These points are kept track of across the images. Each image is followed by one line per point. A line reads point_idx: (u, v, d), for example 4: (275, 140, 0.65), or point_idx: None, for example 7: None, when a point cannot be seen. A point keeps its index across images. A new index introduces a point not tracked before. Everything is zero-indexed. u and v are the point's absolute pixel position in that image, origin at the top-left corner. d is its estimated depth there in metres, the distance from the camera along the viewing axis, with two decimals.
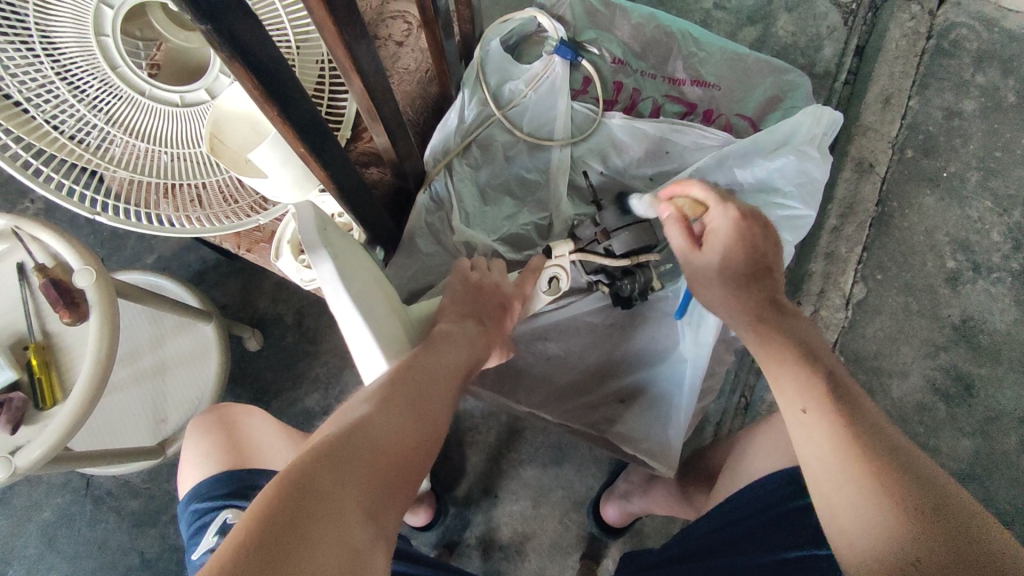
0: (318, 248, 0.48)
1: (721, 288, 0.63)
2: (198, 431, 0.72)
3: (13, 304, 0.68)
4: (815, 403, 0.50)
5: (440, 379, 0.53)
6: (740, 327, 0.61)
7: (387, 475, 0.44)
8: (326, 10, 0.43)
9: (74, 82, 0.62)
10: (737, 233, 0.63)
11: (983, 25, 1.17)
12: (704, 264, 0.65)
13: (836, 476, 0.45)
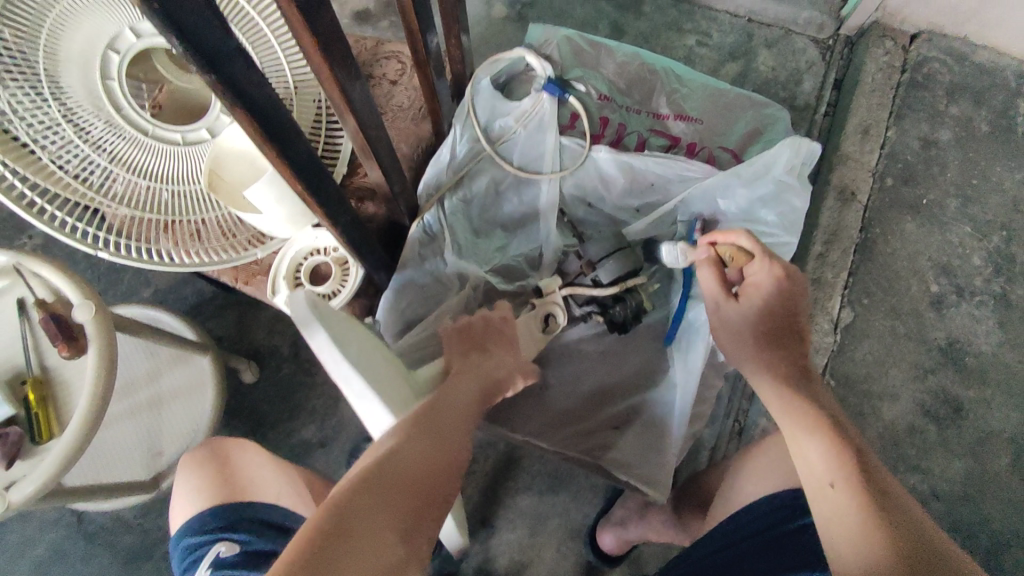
0: (311, 321, 0.46)
1: (745, 343, 0.64)
2: (192, 462, 0.73)
3: (12, 339, 0.69)
4: (845, 478, 0.50)
5: (459, 410, 0.55)
6: (764, 386, 0.61)
7: (417, 499, 0.46)
8: (321, 54, 0.46)
9: (79, 123, 0.64)
10: (775, 298, 0.62)
11: (954, 59, 1.22)
12: (734, 312, 0.65)
13: (866, 545, 0.45)
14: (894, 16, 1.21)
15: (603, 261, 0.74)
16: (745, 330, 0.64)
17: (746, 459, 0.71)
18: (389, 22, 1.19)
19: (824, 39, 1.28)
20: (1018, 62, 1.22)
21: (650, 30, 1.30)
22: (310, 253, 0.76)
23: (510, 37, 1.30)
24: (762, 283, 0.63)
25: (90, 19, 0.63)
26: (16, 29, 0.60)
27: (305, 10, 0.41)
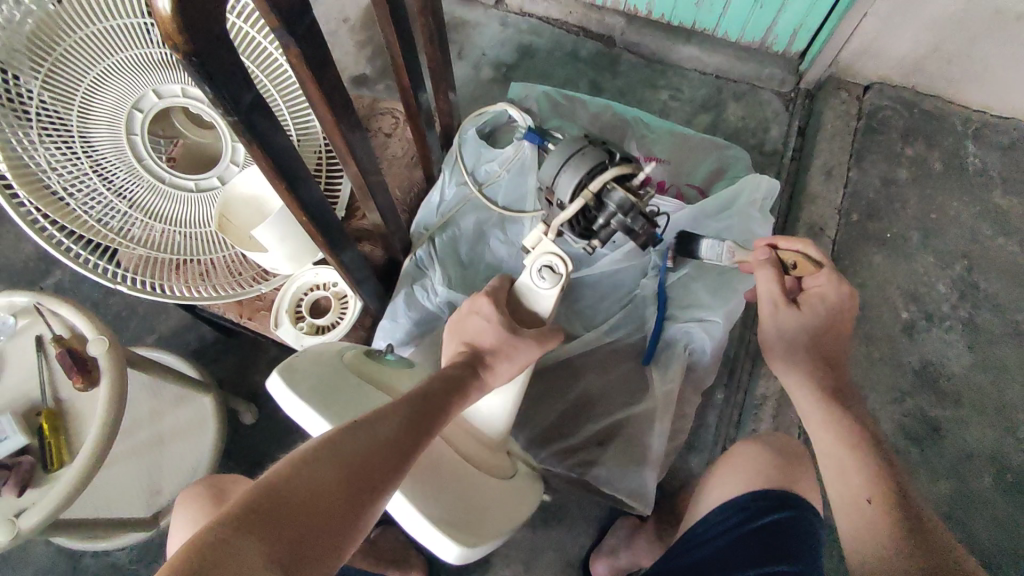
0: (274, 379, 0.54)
1: (797, 346, 0.68)
2: (189, 498, 0.75)
3: (30, 374, 0.74)
4: (882, 496, 0.56)
5: (398, 431, 0.50)
6: (806, 395, 0.66)
7: (311, 537, 0.42)
8: (326, 104, 0.53)
9: (104, 174, 0.71)
10: (833, 310, 0.68)
11: (905, 106, 1.33)
12: (796, 318, 0.68)
13: (894, 556, 0.51)
14: (847, 70, 1.33)
15: (559, 174, 0.69)
16: (802, 335, 0.68)
17: (726, 472, 0.74)
18: (385, 85, 1.29)
19: (786, 91, 1.40)
20: (965, 107, 1.32)
21: (626, 87, 1.41)
22: (311, 288, 0.82)
23: (497, 96, 1.41)
24: (825, 293, 0.69)
25: (121, 82, 0.71)
26: (56, 91, 0.67)
27: (312, 66, 0.49)
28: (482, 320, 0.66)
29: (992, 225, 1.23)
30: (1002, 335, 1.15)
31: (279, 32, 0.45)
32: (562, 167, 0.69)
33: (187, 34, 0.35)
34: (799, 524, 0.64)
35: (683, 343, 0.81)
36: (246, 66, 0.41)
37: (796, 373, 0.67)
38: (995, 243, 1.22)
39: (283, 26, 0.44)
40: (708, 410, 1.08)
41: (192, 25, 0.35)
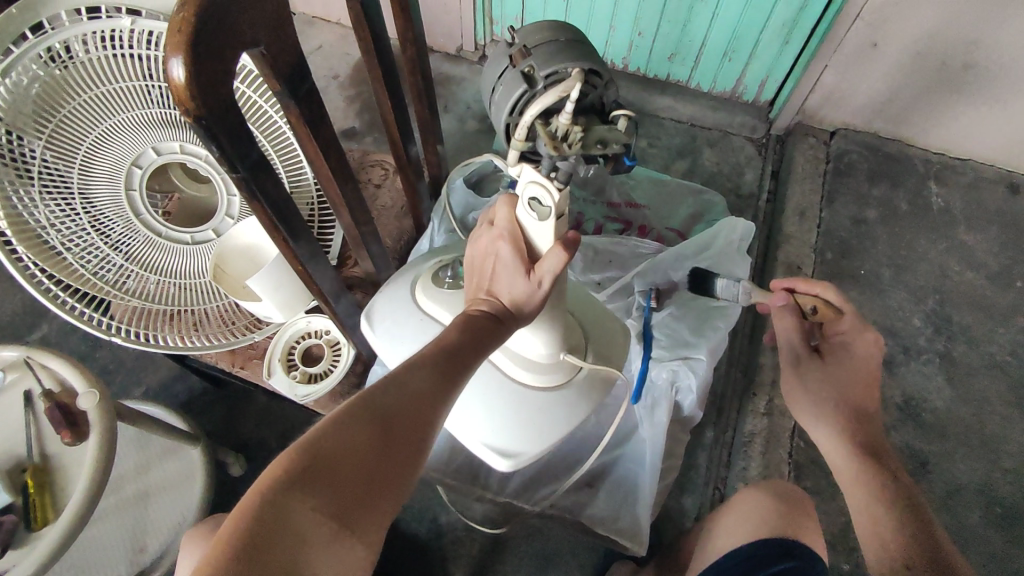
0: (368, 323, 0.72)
1: (827, 400, 0.66)
2: (196, 537, 0.75)
3: (15, 430, 0.73)
4: (920, 564, 0.53)
5: (428, 382, 0.49)
6: (841, 452, 0.63)
7: (359, 491, 0.43)
8: (322, 158, 0.56)
9: (102, 229, 0.73)
10: (861, 362, 0.66)
11: (869, 150, 1.40)
12: (821, 372, 0.67)
13: None
14: (813, 117, 1.41)
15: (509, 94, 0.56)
16: (829, 388, 0.66)
17: (739, 516, 0.75)
18: (372, 138, 1.34)
19: (757, 138, 1.46)
20: (924, 150, 1.40)
21: None
22: (302, 336, 0.84)
23: (482, 147, 1.46)
24: (846, 342, 0.68)
25: (123, 141, 0.73)
26: (59, 150, 0.69)
27: (311, 124, 0.52)
28: (502, 267, 0.56)
29: (959, 260, 1.29)
30: (978, 366, 1.18)
31: (280, 94, 0.49)
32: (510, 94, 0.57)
33: (199, 101, 0.39)
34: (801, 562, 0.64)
35: (669, 383, 0.80)
36: (250, 128, 0.45)
37: (827, 428, 0.65)
38: (964, 278, 1.27)
39: (284, 89, 0.48)
40: (699, 449, 1.08)
41: (203, 93, 0.39)
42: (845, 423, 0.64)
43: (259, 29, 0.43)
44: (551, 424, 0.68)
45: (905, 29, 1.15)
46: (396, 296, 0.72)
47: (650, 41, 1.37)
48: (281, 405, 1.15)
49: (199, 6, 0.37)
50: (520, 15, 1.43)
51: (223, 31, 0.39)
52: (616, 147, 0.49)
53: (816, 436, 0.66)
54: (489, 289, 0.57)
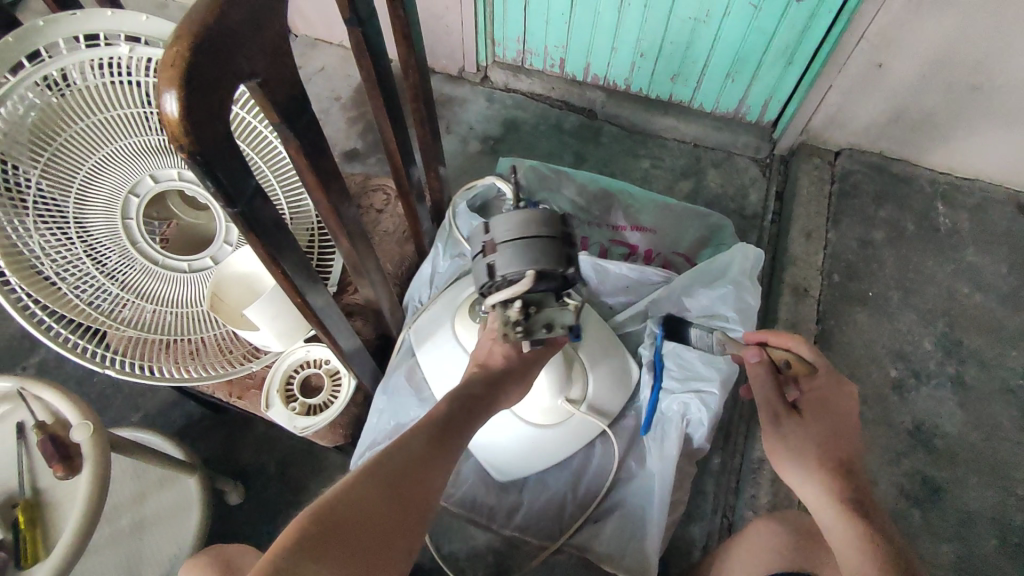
0: (415, 335, 0.84)
1: (810, 451, 0.62)
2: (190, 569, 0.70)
3: (9, 463, 0.71)
4: None
5: (430, 445, 0.54)
6: (830, 509, 0.59)
7: (369, 551, 0.46)
8: (321, 189, 0.55)
9: (98, 257, 0.72)
10: (837, 415, 0.64)
11: (874, 170, 1.39)
12: (798, 420, 0.65)
13: None
14: (818, 137, 1.40)
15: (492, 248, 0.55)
16: (809, 441, 0.63)
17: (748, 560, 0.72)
18: (375, 160, 1.33)
19: (762, 157, 1.47)
20: (930, 170, 1.39)
21: (608, 157, 1.47)
22: (301, 364, 0.82)
23: (485, 168, 1.46)
24: (823, 394, 0.66)
25: (120, 169, 0.73)
26: (55, 178, 0.68)
27: (309, 155, 0.51)
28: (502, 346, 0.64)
29: (968, 282, 1.27)
30: (990, 391, 1.16)
31: (278, 126, 0.48)
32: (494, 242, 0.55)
33: (194, 137, 0.37)
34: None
35: (679, 416, 0.78)
36: (248, 162, 0.44)
37: (813, 484, 0.60)
38: (973, 300, 1.25)
39: (281, 120, 0.47)
40: (706, 477, 1.06)
41: (199, 129, 0.38)
42: (827, 480, 0.60)
43: (257, 62, 0.42)
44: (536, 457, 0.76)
45: (909, 50, 1.14)
46: (437, 319, 0.82)
47: (653, 62, 1.37)
48: (281, 431, 1.13)
49: (194, 42, 0.36)
50: (523, 36, 1.43)
51: (219, 66, 0.38)
52: (563, 329, 0.58)
53: (806, 499, 0.62)
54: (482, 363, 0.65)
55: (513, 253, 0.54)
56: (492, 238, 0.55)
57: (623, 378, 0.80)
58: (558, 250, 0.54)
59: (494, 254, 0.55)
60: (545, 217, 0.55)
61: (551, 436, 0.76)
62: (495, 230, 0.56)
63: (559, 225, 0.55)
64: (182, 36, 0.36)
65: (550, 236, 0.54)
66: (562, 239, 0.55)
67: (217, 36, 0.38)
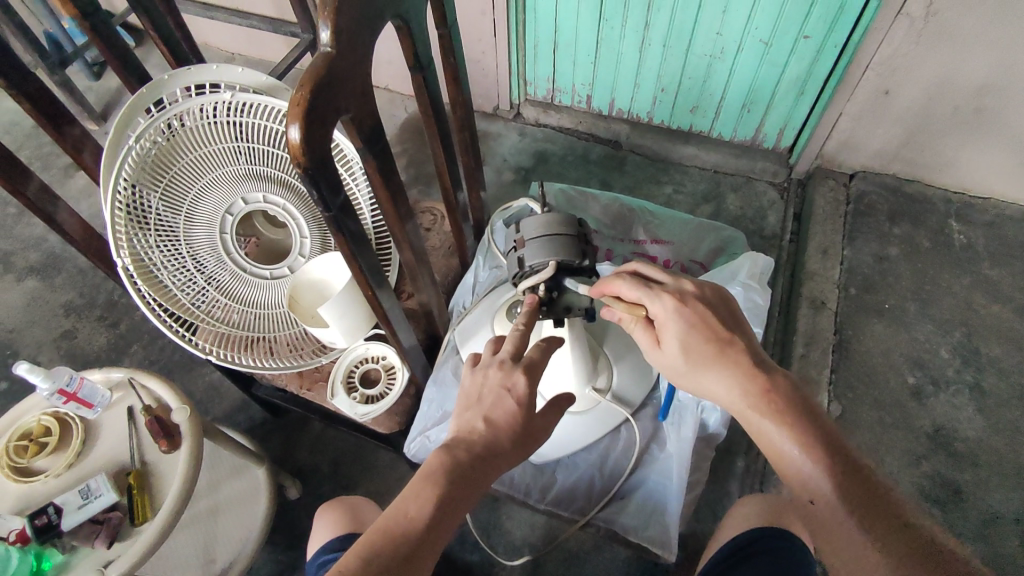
0: (460, 337, 0.96)
1: (704, 383, 0.65)
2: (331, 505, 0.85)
3: (119, 441, 0.83)
4: (832, 508, 0.55)
5: (428, 504, 0.48)
6: (775, 435, 0.60)
7: None
8: (390, 201, 0.67)
9: (201, 265, 0.86)
10: (684, 323, 0.65)
11: (888, 191, 1.46)
12: (663, 360, 0.67)
13: (863, 555, 0.52)
14: (831, 161, 1.49)
15: (527, 244, 0.66)
16: (682, 374, 0.66)
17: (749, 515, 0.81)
18: (419, 189, 1.47)
19: (779, 181, 1.56)
20: (944, 189, 1.46)
21: (633, 183, 1.59)
22: (361, 359, 0.94)
23: (518, 195, 1.59)
24: (662, 317, 0.66)
25: (220, 193, 0.87)
26: (170, 199, 0.83)
27: (383, 172, 0.63)
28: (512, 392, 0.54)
29: (984, 294, 1.32)
30: (1010, 398, 1.20)
31: (363, 150, 0.60)
32: (526, 240, 0.67)
33: (309, 155, 0.49)
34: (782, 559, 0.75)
35: (694, 404, 0.86)
36: (342, 180, 0.55)
37: (726, 399, 0.64)
38: (990, 311, 1.30)
39: (366, 145, 0.59)
40: (731, 477, 1.12)
41: (314, 150, 0.49)
42: (743, 406, 0.62)
43: (352, 99, 0.53)
44: (570, 439, 0.86)
45: (910, 79, 1.23)
46: (478, 323, 0.95)
47: (672, 95, 1.49)
48: (335, 433, 1.25)
49: (314, 85, 0.47)
50: (552, 76, 1.58)
51: (329, 104, 0.50)
52: (579, 311, 0.70)
53: (749, 429, 0.63)
54: (495, 402, 0.54)
55: (539, 246, 0.65)
56: (522, 235, 0.67)
57: (643, 371, 0.90)
58: (577, 245, 0.66)
59: (524, 248, 0.67)
60: (565, 220, 0.67)
61: (580, 420, 0.86)
62: (524, 228, 0.68)
63: (576, 226, 0.67)
64: (306, 81, 0.47)
65: (569, 233, 0.66)
66: (578, 236, 0.66)
67: (329, 80, 0.49)
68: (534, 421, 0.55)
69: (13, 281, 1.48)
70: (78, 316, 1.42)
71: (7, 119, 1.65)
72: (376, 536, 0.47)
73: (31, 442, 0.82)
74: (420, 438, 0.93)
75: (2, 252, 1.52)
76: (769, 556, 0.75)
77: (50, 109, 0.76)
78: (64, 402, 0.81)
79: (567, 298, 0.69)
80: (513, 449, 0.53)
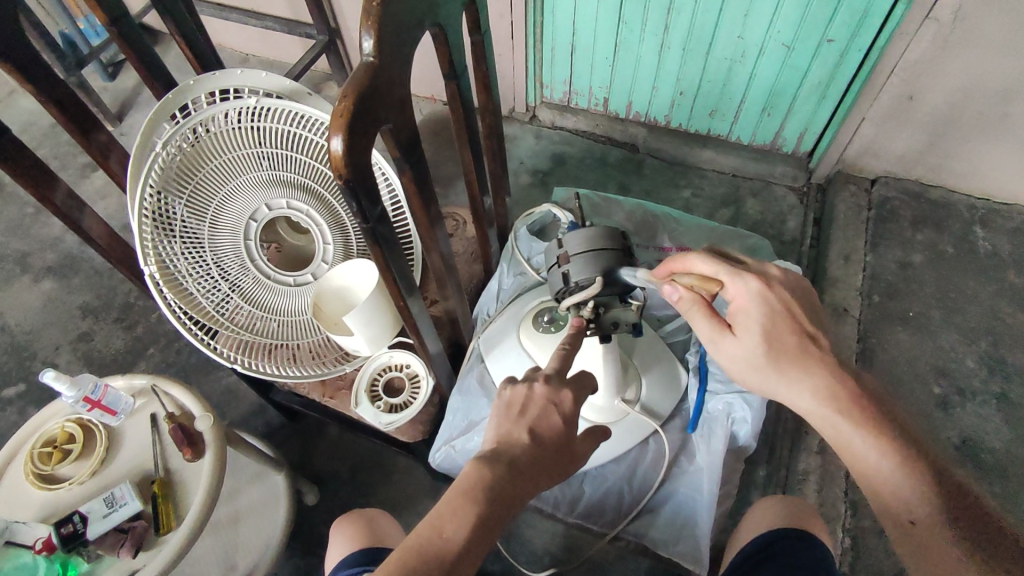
0: (484, 346, 0.95)
1: (785, 380, 0.63)
2: (346, 518, 0.84)
3: (143, 449, 0.82)
4: (923, 516, 0.56)
5: (467, 523, 0.46)
6: (867, 451, 0.60)
7: None
8: (422, 210, 0.65)
9: (225, 272, 0.86)
10: (767, 309, 0.63)
11: (912, 196, 1.44)
12: (737, 346, 0.64)
13: (963, 565, 0.53)
14: (854, 166, 1.47)
15: (572, 260, 0.65)
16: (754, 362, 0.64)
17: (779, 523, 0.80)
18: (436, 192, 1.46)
19: (799, 185, 1.54)
20: (968, 196, 1.44)
21: (651, 187, 1.57)
22: (383, 368, 0.93)
23: (535, 199, 1.57)
24: (744, 300, 0.63)
25: (244, 200, 0.86)
26: (195, 206, 0.83)
27: (417, 181, 0.62)
28: (558, 412, 0.54)
29: (1011, 302, 1.30)
30: None
31: (398, 160, 0.59)
32: (570, 256, 0.66)
33: (350, 167, 0.47)
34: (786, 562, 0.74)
35: (724, 414, 0.86)
36: (380, 191, 0.54)
37: (806, 402, 0.63)
38: (1017, 319, 1.28)
39: (402, 155, 0.58)
40: (753, 487, 1.11)
41: (355, 162, 0.48)
42: (824, 408, 0.62)
43: (391, 108, 0.52)
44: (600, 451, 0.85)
45: (938, 84, 1.21)
46: (502, 331, 0.94)
47: (692, 99, 1.47)
48: (352, 438, 1.24)
49: (356, 96, 0.46)
50: (570, 79, 1.56)
51: (370, 113, 0.48)
52: (625, 325, 0.68)
53: (833, 440, 0.62)
54: (542, 419, 0.53)
55: (584, 262, 0.65)
56: (565, 250, 0.66)
57: (672, 381, 0.89)
58: (621, 259, 0.65)
59: (568, 263, 0.66)
60: (608, 233, 0.65)
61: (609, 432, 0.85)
62: (568, 243, 0.67)
63: (620, 239, 0.66)
64: (348, 92, 0.47)
65: (613, 248, 0.65)
66: (621, 250, 0.65)
67: (370, 91, 0.48)
68: (575, 444, 0.55)
69: (30, 282, 1.48)
70: (95, 318, 1.42)
71: (24, 120, 1.65)
72: (409, 555, 0.44)
73: (54, 449, 0.81)
74: (445, 448, 0.92)
75: (19, 253, 1.52)
76: (787, 557, 0.74)
77: (78, 115, 0.76)
78: (89, 409, 0.80)
79: (612, 312, 0.68)
80: (551, 471, 0.52)
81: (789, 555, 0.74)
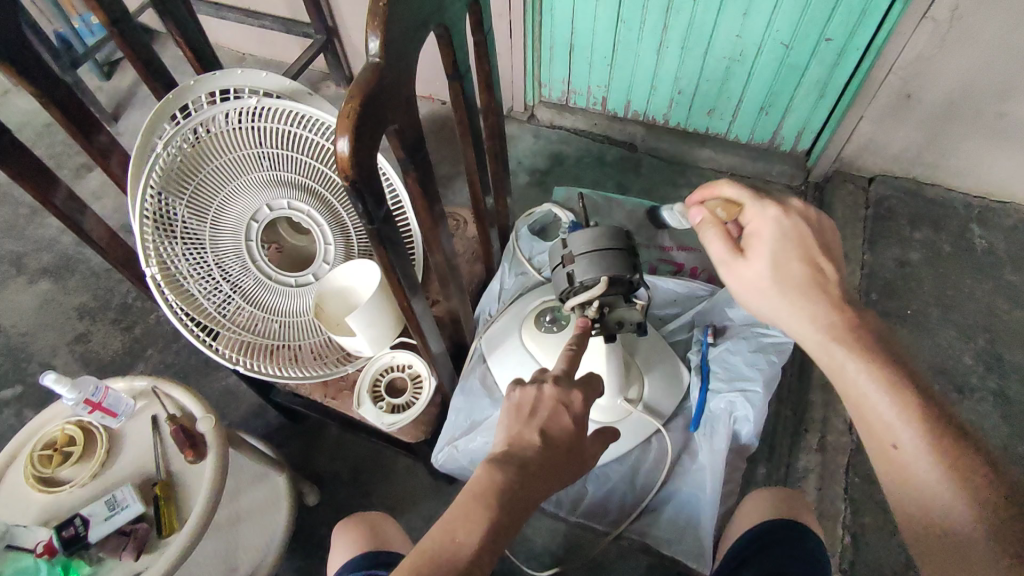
0: (487, 346, 0.95)
1: (788, 303, 0.64)
2: (348, 522, 0.84)
3: (144, 451, 0.82)
4: (907, 439, 0.55)
5: (479, 531, 0.46)
6: (859, 377, 0.59)
7: None
8: (426, 210, 0.65)
9: (227, 272, 0.85)
10: (782, 233, 0.65)
11: (910, 194, 1.45)
12: (747, 270, 0.66)
13: (943, 482, 0.53)
14: (851, 164, 1.48)
15: (576, 261, 0.66)
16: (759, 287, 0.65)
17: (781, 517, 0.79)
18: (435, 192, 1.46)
19: (797, 184, 1.54)
20: (964, 194, 1.44)
21: (649, 186, 1.57)
22: (386, 369, 0.93)
23: (534, 198, 1.57)
24: (761, 227, 0.67)
25: (245, 201, 0.86)
26: (196, 206, 0.82)
27: (422, 181, 0.62)
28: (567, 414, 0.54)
29: (1009, 299, 1.31)
30: None
31: (403, 161, 0.58)
32: (574, 256, 0.66)
33: (357, 168, 0.47)
34: (782, 551, 0.72)
35: (727, 413, 0.87)
36: (386, 192, 0.54)
37: (804, 324, 0.63)
38: (1014, 316, 1.29)
39: (406, 155, 0.58)
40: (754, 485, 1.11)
41: (362, 164, 0.48)
42: (823, 333, 0.62)
43: (397, 108, 0.52)
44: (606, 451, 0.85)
45: (935, 82, 1.22)
46: (505, 331, 0.94)
47: (690, 98, 1.48)
48: (353, 438, 1.24)
49: (363, 96, 0.46)
50: (568, 78, 1.56)
51: (377, 114, 0.48)
52: (630, 325, 0.68)
53: (826, 365, 0.62)
54: (550, 419, 0.53)
55: (588, 263, 0.65)
56: (569, 251, 0.66)
57: (674, 380, 0.90)
58: (625, 259, 0.65)
59: (573, 264, 0.66)
60: (611, 234, 0.66)
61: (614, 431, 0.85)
62: (571, 244, 0.67)
63: (623, 239, 0.66)
64: (355, 92, 0.46)
65: (617, 248, 0.65)
66: (626, 250, 0.65)
67: (378, 91, 0.48)
68: (584, 447, 0.55)
69: (26, 284, 1.47)
70: (92, 320, 1.41)
71: (19, 120, 1.64)
72: (421, 561, 0.44)
73: (55, 451, 0.81)
74: (447, 448, 0.92)
75: (15, 254, 1.51)
76: (781, 547, 0.73)
77: (79, 116, 0.76)
78: (90, 411, 0.79)
79: (617, 312, 0.68)
80: (562, 474, 0.52)
81: (783, 545, 0.73)
